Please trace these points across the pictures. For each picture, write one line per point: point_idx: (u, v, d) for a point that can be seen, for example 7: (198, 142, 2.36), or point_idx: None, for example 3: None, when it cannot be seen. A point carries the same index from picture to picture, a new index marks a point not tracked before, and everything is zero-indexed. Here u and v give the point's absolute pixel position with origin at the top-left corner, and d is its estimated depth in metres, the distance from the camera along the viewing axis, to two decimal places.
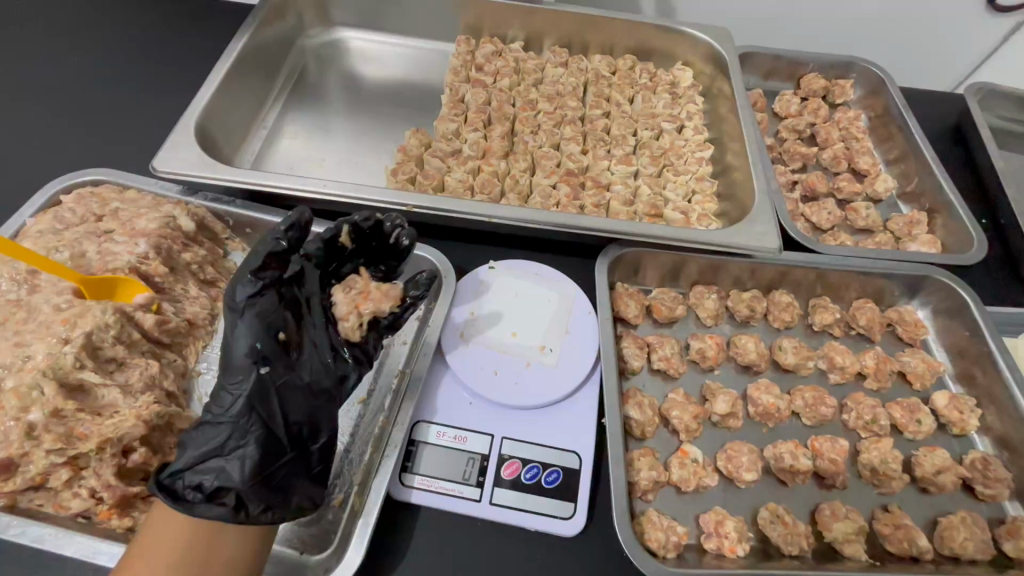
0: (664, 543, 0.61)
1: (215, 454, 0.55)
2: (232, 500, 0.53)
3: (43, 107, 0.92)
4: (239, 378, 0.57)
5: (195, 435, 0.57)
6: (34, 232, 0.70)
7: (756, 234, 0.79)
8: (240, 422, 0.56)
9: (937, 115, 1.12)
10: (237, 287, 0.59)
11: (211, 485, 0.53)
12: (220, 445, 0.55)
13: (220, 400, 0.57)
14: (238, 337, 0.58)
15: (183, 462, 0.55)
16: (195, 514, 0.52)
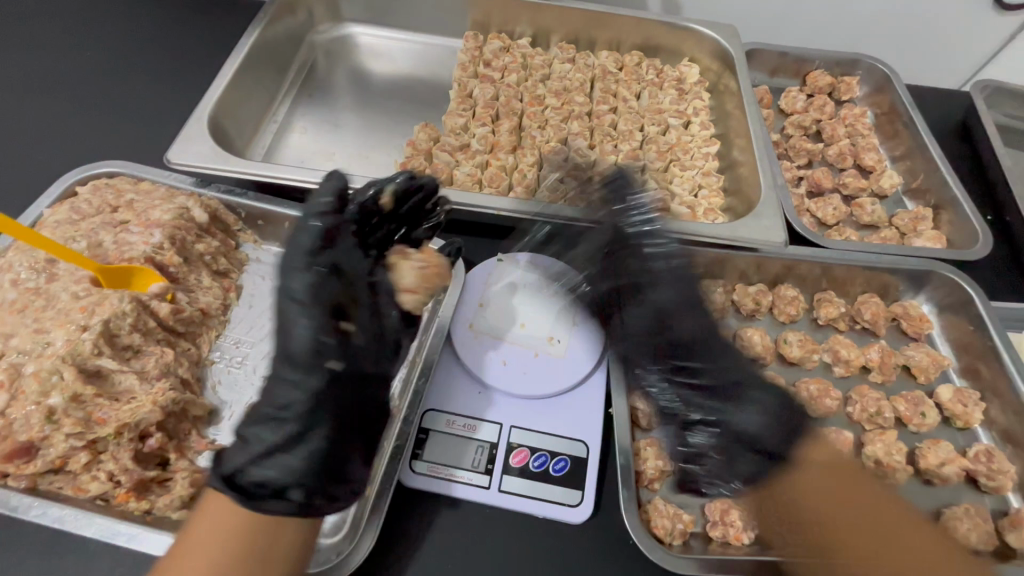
0: (671, 530, 0.62)
1: (274, 451, 0.52)
2: (295, 495, 0.52)
3: (58, 100, 0.93)
4: (300, 372, 0.54)
5: (245, 432, 0.54)
6: (51, 222, 0.71)
7: (761, 228, 0.80)
8: (301, 416, 0.53)
9: (943, 112, 1.12)
10: (292, 275, 0.55)
11: (274, 483, 0.52)
12: (281, 442, 0.53)
13: (275, 400, 0.54)
14: (298, 329, 0.54)
15: (239, 462, 0.52)
16: (264, 510, 0.51)
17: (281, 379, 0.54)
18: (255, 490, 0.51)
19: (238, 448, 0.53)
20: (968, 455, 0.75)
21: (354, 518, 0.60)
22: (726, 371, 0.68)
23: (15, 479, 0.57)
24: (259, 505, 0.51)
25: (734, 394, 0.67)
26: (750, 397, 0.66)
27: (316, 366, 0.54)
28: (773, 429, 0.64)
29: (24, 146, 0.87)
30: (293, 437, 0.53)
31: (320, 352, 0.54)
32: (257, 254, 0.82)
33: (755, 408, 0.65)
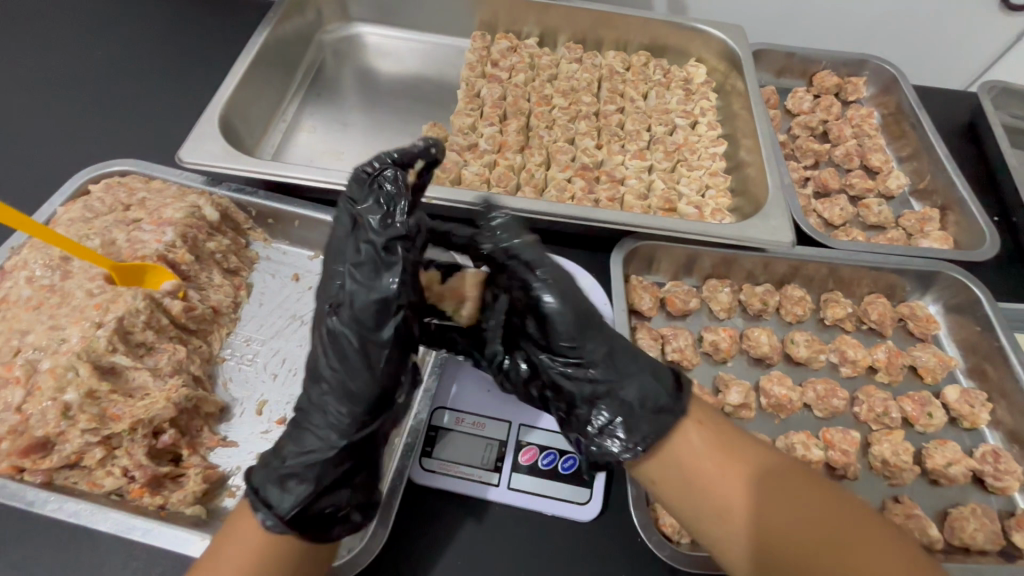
0: (679, 528, 0.63)
1: (334, 484, 0.54)
2: (355, 516, 0.55)
3: (70, 99, 0.94)
4: (369, 412, 0.55)
5: (296, 467, 0.54)
6: (65, 220, 0.72)
7: (769, 228, 0.81)
8: (363, 449, 0.56)
9: (950, 113, 1.12)
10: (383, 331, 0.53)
11: (338, 511, 0.54)
12: (345, 475, 0.55)
13: (332, 437, 0.55)
14: (372, 377, 0.54)
15: (297, 500, 0.52)
16: (333, 537, 0.53)
17: (340, 418, 0.55)
18: (321, 523, 0.53)
19: (288, 487, 0.53)
20: (974, 455, 0.75)
21: None
22: (599, 341, 0.61)
23: (31, 474, 0.58)
24: (328, 534, 0.53)
25: (619, 363, 0.60)
26: (616, 372, 0.60)
27: (387, 404, 0.56)
28: (635, 397, 0.59)
29: (36, 145, 0.87)
30: (351, 468, 0.55)
31: (397, 390, 0.56)
32: (266, 253, 0.83)
33: (631, 379, 0.60)
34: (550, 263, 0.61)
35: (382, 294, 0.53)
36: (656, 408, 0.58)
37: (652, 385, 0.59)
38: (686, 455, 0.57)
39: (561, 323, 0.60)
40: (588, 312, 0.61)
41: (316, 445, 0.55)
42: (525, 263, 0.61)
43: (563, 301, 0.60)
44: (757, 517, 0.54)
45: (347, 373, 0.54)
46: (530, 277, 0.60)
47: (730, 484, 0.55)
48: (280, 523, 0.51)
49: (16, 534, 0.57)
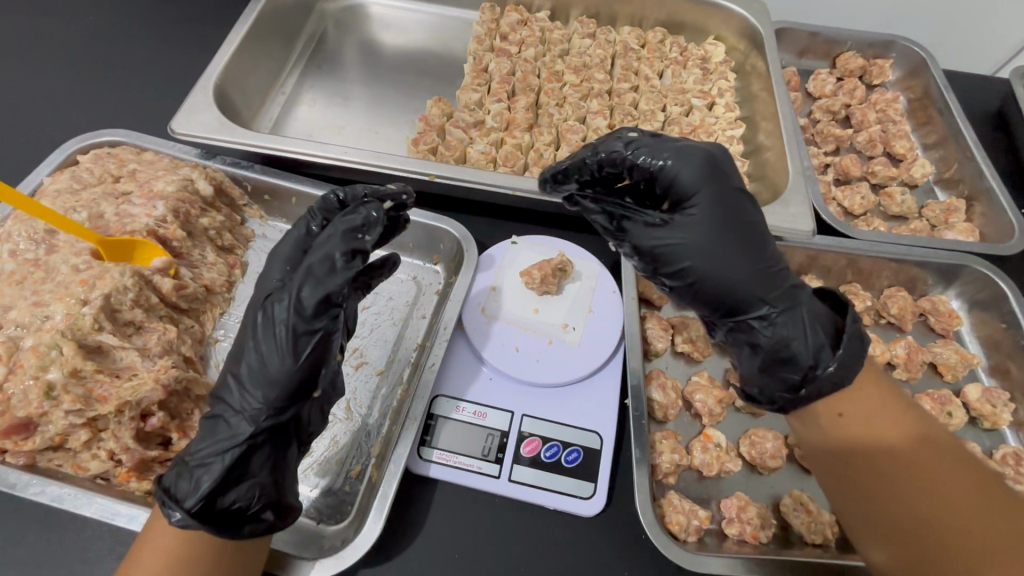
0: (686, 527, 0.60)
1: (243, 475, 0.51)
2: (270, 514, 0.51)
3: (59, 66, 0.90)
4: (286, 401, 0.52)
5: (207, 458, 0.51)
6: (51, 191, 0.69)
7: (787, 215, 0.77)
8: (272, 444, 0.53)
9: (979, 99, 1.07)
10: (317, 317, 0.53)
11: (249, 508, 0.50)
12: (252, 469, 0.51)
13: (241, 425, 0.52)
14: (298, 361, 0.52)
15: (204, 492, 0.49)
16: (244, 535, 0.49)
17: (252, 404, 0.52)
18: (229, 521, 0.49)
19: (196, 479, 0.50)
20: (994, 457, 0.72)
21: (362, 505, 0.59)
22: (766, 266, 0.57)
23: (13, 456, 0.56)
24: (238, 532, 0.49)
25: (786, 287, 0.57)
26: (788, 298, 0.56)
27: (303, 396, 0.53)
28: (807, 332, 0.55)
29: (24, 113, 0.84)
30: (263, 460, 0.52)
31: (309, 385, 0.53)
32: (263, 231, 0.80)
33: (800, 314, 0.56)
34: (718, 179, 0.58)
35: (332, 286, 0.53)
36: (826, 341, 0.56)
37: (812, 315, 0.57)
38: (861, 407, 0.56)
39: (711, 246, 0.56)
40: (752, 231, 0.57)
41: (225, 434, 0.52)
42: (689, 181, 0.58)
43: (719, 217, 0.57)
44: (934, 482, 0.52)
45: (273, 354, 0.53)
46: (691, 196, 0.58)
47: (905, 441, 0.54)
48: (187, 517, 0.47)
49: (5, 518, 0.56)
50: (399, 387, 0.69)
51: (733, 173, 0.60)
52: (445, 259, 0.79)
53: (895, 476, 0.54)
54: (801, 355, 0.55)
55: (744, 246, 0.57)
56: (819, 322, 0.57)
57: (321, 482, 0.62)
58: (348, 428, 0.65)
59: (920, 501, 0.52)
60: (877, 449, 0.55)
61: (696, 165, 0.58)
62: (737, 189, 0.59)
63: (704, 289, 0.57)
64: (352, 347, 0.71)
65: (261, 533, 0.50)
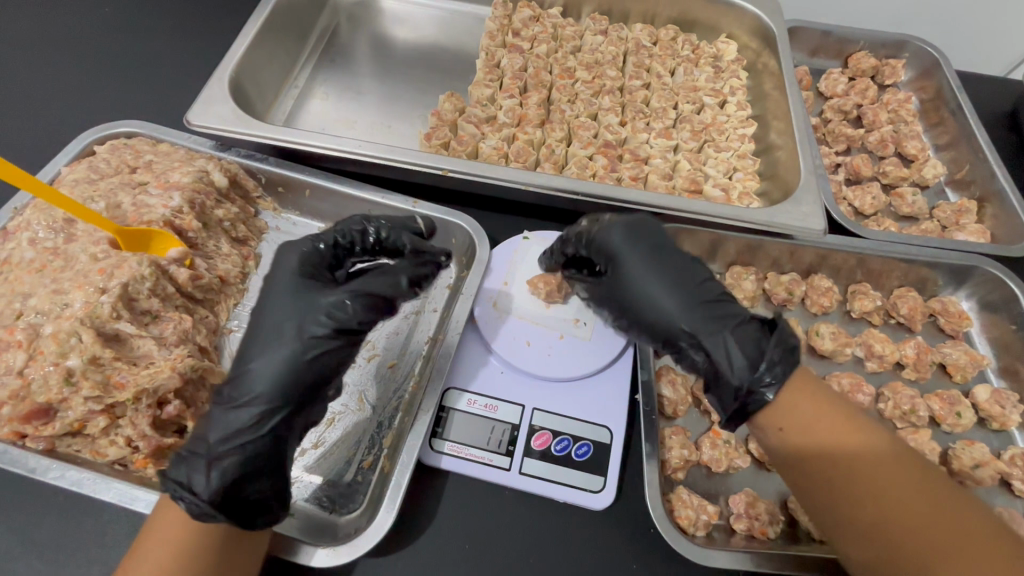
0: (695, 521, 0.61)
1: (263, 468, 0.52)
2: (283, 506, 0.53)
3: (75, 57, 0.90)
4: (310, 397, 0.55)
5: (223, 448, 0.51)
6: (70, 180, 0.69)
7: (799, 214, 0.77)
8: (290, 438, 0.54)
9: (992, 100, 1.06)
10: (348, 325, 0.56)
11: (265, 500, 0.51)
12: (273, 462, 0.52)
13: (265, 417, 0.52)
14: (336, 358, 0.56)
15: (225, 483, 0.49)
16: (259, 525, 0.51)
17: (274, 396, 0.53)
18: (246, 511, 0.50)
19: (214, 469, 0.50)
20: (1003, 458, 0.72)
21: (373, 494, 0.60)
22: (696, 301, 0.60)
23: (33, 441, 0.57)
24: (254, 522, 0.51)
25: (717, 317, 0.59)
26: (715, 329, 0.58)
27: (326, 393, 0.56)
28: (733, 357, 0.57)
29: (41, 103, 0.85)
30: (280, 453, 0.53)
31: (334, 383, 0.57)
32: (276, 223, 0.81)
33: (724, 336, 0.58)
34: (638, 237, 0.64)
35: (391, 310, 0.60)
36: (746, 364, 0.56)
37: (741, 339, 0.57)
38: (807, 420, 0.55)
39: (640, 299, 0.63)
40: (681, 276, 0.62)
41: (242, 425, 0.52)
42: (611, 244, 0.64)
43: (644, 275, 0.62)
44: (881, 489, 0.52)
45: (307, 350, 0.54)
46: (616, 255, 0.64)
47: (847, 450, 0.54)
48: (208, 507, 0.48)
49: (25, 501, 0.57)
50: (410, 379, 0.69)
51: (656, 229, 0.65)
52: (456, 254, 0.80)
53: (843, 486, 0.53)
54: (728, 380, 0.57)
55: (671, 292, 0.61)
56: (750, 347, 0.57)
57: (331, 472, 0.63)
58: (359, 418, 0.66)
59: (871, 509, 0.52)
60: (822, 459, 0.54)
61: (616, 231, 0.64)
62: (661, 240, 0.64)
63: (646, 330, 0.63)
64: (365, 339, 0.72)
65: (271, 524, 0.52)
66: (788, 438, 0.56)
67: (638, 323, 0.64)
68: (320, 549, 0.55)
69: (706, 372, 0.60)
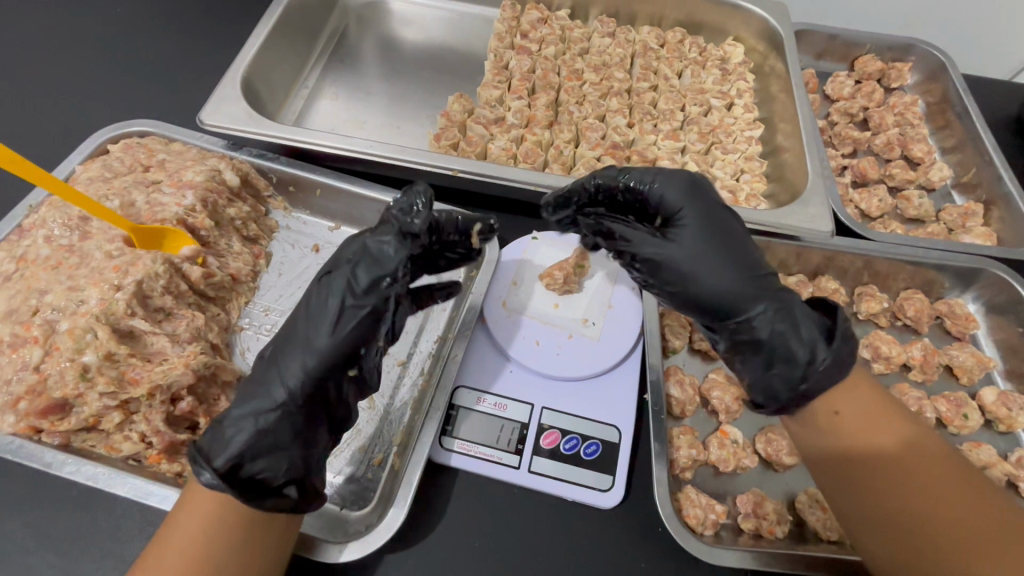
0: (703, 521, 0.61)
1: (273, 445, 0.52)
2: (294, 492, 0.52)
3: (88, 57, 0.91)
4: (322, 371, 0.55)
5: (241, 420, 0.53)
6: (84, 179, 0.70)
7: (807, 216, 0.77)
8: (305, 416, 0.54)
9: (998, 104, 1.07)
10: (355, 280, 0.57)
11: (274, 480, 0.51)
12: (285, 436, 0.53)
13: (277, 389, 0.54)
14: (339, 329, 0.55)
15: (233, 454, 0.51)
16: (266, 508, 0.50)
17: (294, 372, 0.54)
18: (254, 490, 0.50)
19: (228, 439, 0.51)
20: (1010, 460, 0.72)
21: (385, 490, 0.60)
22: (753, 273, 0.59)
23: (49, 436, 0.57)
24: (261, 503, 0.50)
25: (776, 290, 0.59)
26: (781, 300, 0.58)
27: (342, 372, 0.56)
28: (801, 329, 0.57)
29: (54, 103, 0.85)
30: (293, 428, 0.53)
31: (351, 361, 0.56)
32: (286, 222, 0.81)
33: (787, 313, 0.58)
34: (701, 197, 0.61)
35: (386, 268, 0.58)
36: (818, 337, 0.57)
37: (802, 316, 0.58)
38: (855, 408, 0.57)
39: (700, 257, 0.58)
40: (739, 242, 0.60)
41: (261, 400, 0.53)
42: (674, 198, 0.61)
43: (705, 231, 0.59)
44: (921, 483, 0.53)
45: (317, 326, 0.56)
46: (679, 211, 0.61)
47: (895, 439, 0.56)
48: (215, 478, 0.49)
49: (40, 495, 0.58)
50: (420, 376, 0.69)
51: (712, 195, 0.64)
52: None
53: (887, 473, 0.54)
54: (800, 363, 0.57)
55: (733, 254, 0.59)
56: (810, 320, 0.58)
57: (343, 469, 0.63)
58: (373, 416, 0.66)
59: (911, 496, 0.53)
60: (869, 445, 0.56)
61: (680, 183, 0.61)
62: (721, 205, 0.62)
63: (700, 294, 0.59)
64: None
65: (279, 509, 0.51)
66: (833, 424, 0.57)
67: (691, 286, 0.59)
68: (347, 547, 0.55)
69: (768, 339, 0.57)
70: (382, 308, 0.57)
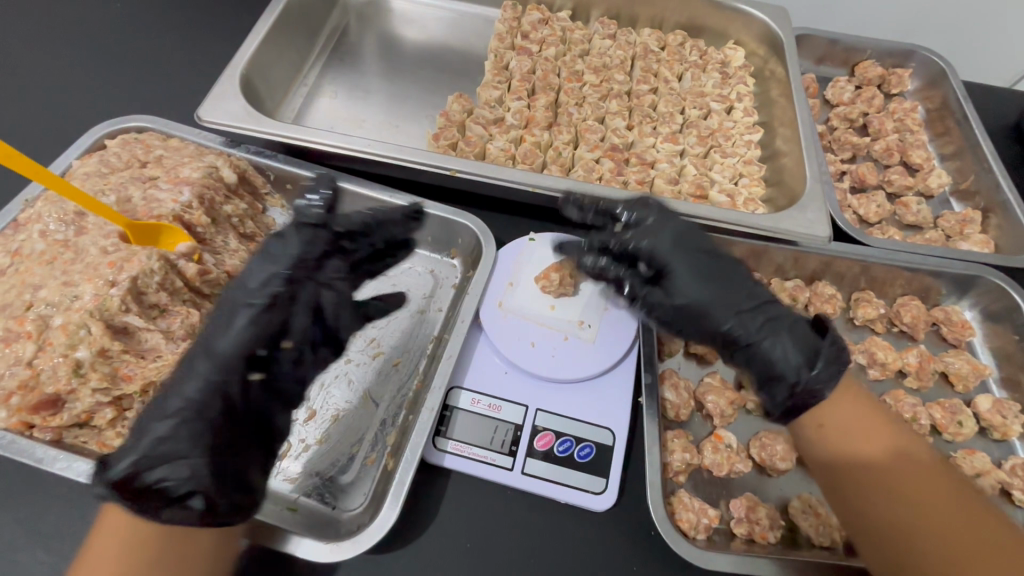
0: (696, 524, 0.61)
1: (172, 454, 0.51)
2: (200, 504, 0.51)
3: (86, 52, 0.91)
4: (221, 375, 0.54)
5: (146, 423, 0.52)
6: (80, 173, 0.70)
7: (805, 221, 0.77)
8: (206, 423, 0.53)
9: (997, 111, 1.07)
10: (252, 277, 0.59)
11: (174, 490, 0.51)
12: (184, 445, 0.52)
13: (174, 400, 0.53)
14: (231, 329, 0.56)
15: (129, 463, 0.50)
16: (163, 519, 0.50)
17: (191, 385, 0.54)
18: (152, 497, 0.50)
19: (130, 445, 0.51)
20: (1004, 467, 0.72)
21: (376, 491, 0.61)
22: (749, 301, 0.63)
23: (41, 431, 0.57)
24: (157, 515, 0.50)
25: (768, 321, 0.61)
26: (773, 327, 0.61)
27: (241, 376, 0.55)
28: (790, 352, 0.60)
29: (52, 97, 0.85)
30: (198, 436, 0.52)
31: (249, 363, 0.56)
32: (283, 220, 0.81)
33: (782, 336, 0.60)
34: (685, 241, 0.64)
35: (278, 264, 0.59)
36: (804, 362, 0.59)
37: (798, 338, 0.60)
38: (843, 418, 0.59)
39: (697, 300, 0.63)
40: (728, 274, 0.64)
41: (168, 406, 0.53)
42: (662, 252, 0.63)
43: (695, 275, 0.63)
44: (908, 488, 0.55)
45: (215, 330, 0.56)
46: (667, 264, 0.63)
47: (884, 447, 0.57)
48: (108, 488, 0.48)
49: (32, 490, 0.58)
50: (415, 377, 0.70)
51: (699, 234, 0.66)
52: (462, 254, 0.81)
53: (875, 480, 0.56)
54: (786, 378, 0.60)
55: (722, 288, 0.63)
56: (805, 344, 0.60)
57: (337, 469, 0.63)
58: (348, 403, 0.67)
59: (906, 505, 0.54)
60: (859, 455, 0.58)
61: (666, 236, 0.64)
62: (704, 245, 0.65)
63: (699, 329, 0.64)
64: (370, 336, 0.73)
65: (176, 519, 0.51)
66: (832, 435, 0.59)
67: (702, 326, 0.64)
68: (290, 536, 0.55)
69: (755, 364, 0.62)
70: (280, 306, 0.58)
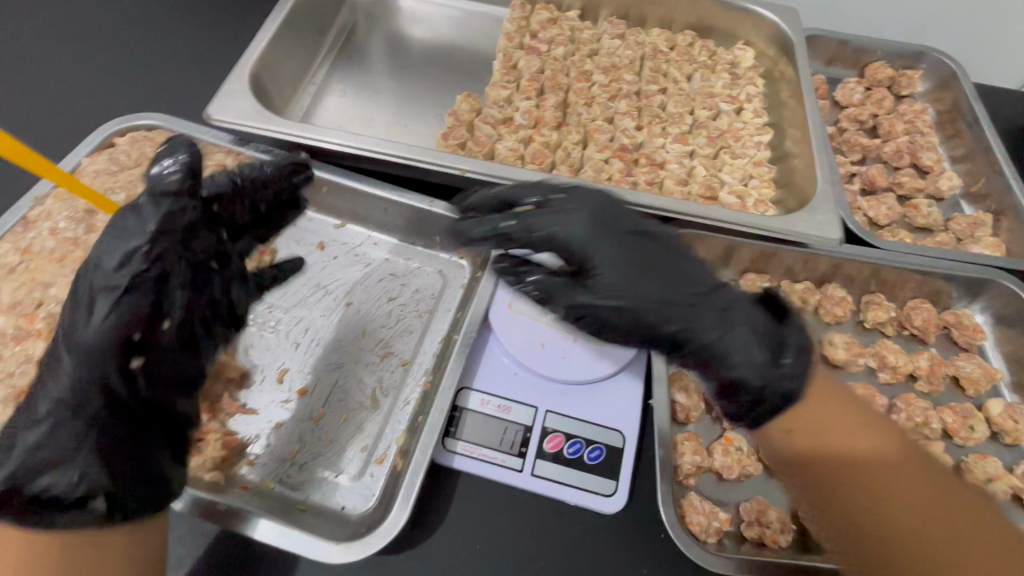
0: (707, 528, 0.60)
1: (50, 460, 0.48)
2: (102, 504, 0.49)
3: (96, 49, 0.91)
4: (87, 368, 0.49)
5: (14, 434, 0.49)
6: (90, 171, 0.70)
7: (816, 223, 0.76)
8: (86, 421, 0.49)
9: (1008, 114, 1.06)
10: (106, 257, 0.49)
11: (64, 496, 0.48)
12: (64, 447, 0.49)
13: (45, 401, 0.49)
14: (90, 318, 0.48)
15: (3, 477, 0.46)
16: (60, 525, 0.47)
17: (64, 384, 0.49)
18: (43, 505, 0.47)
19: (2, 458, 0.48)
20: (1015, 472, 0.72)
21: (386, 493, 0.60)
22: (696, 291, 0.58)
23: None
24: (50, 522, 0.47)
25: (718, 313, 0.57)
26: (723, 320, 0.57)
27: (119, 366, 0.49)
28: (747, 348, 0.56)
29: (62, 95, 0.85)
30: (80, 434, 0.49)
31: (126, 351, 0.50)
32: None
33: (736, 331, 0.57)
34: (607, 223, 0.58)
35: (135, 239, 0.49)
36: (771, 361, 0.56)
37: (753, 331, 0.57)
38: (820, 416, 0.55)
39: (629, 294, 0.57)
40: (663, 261, 0.58)
41: (42, 409, 0.49)
42: (577, 242, 0.57)
43: (622, 266, 0.57)
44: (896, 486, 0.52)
45: (71, 317, 0.49)
46: (588, 256, 0.57)
47: (870, 443, 0.54)
48: None
49: None
50: (423, 378, 0.70)
51: (622, 215, 0.59)
52: (471, 254, 0.81)
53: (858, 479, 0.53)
54: (755, 385, 0.56)
55: (656, 278, 0.58)
56: (764, 337, 0.57)
57: (347, 469, 0.63)
58: (353, 405, 0.68)
59: (894, 505, 0.51)
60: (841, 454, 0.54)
61: (580, 223, 0.57)
62: (628, 227, 0.58)
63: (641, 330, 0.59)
64: (381, 337, 0.73)
65: (75, 523, 0.48)
66: (810, 438, 0.55)
67: (646, 330, 0.59)
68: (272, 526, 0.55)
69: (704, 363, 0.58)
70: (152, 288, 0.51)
